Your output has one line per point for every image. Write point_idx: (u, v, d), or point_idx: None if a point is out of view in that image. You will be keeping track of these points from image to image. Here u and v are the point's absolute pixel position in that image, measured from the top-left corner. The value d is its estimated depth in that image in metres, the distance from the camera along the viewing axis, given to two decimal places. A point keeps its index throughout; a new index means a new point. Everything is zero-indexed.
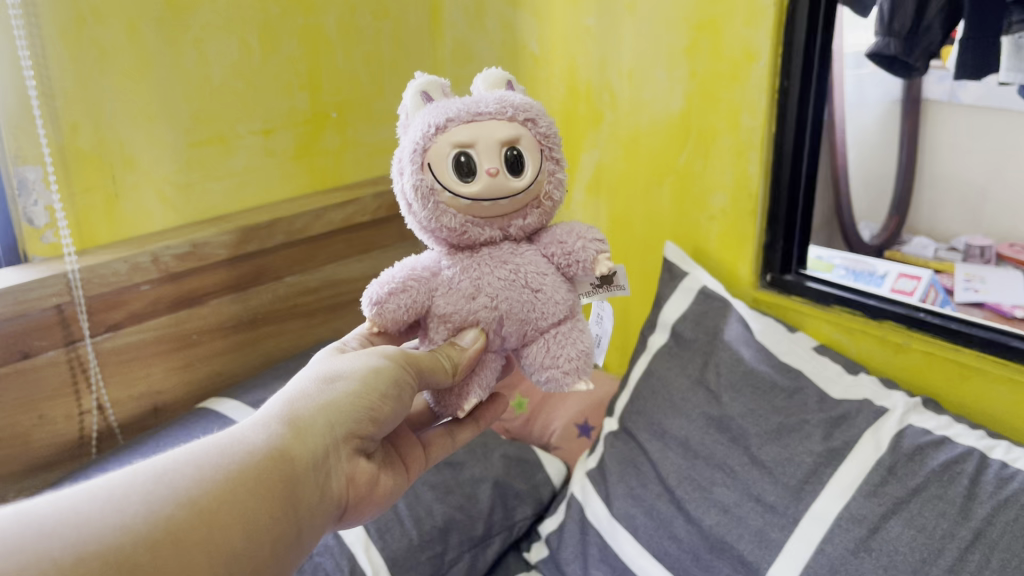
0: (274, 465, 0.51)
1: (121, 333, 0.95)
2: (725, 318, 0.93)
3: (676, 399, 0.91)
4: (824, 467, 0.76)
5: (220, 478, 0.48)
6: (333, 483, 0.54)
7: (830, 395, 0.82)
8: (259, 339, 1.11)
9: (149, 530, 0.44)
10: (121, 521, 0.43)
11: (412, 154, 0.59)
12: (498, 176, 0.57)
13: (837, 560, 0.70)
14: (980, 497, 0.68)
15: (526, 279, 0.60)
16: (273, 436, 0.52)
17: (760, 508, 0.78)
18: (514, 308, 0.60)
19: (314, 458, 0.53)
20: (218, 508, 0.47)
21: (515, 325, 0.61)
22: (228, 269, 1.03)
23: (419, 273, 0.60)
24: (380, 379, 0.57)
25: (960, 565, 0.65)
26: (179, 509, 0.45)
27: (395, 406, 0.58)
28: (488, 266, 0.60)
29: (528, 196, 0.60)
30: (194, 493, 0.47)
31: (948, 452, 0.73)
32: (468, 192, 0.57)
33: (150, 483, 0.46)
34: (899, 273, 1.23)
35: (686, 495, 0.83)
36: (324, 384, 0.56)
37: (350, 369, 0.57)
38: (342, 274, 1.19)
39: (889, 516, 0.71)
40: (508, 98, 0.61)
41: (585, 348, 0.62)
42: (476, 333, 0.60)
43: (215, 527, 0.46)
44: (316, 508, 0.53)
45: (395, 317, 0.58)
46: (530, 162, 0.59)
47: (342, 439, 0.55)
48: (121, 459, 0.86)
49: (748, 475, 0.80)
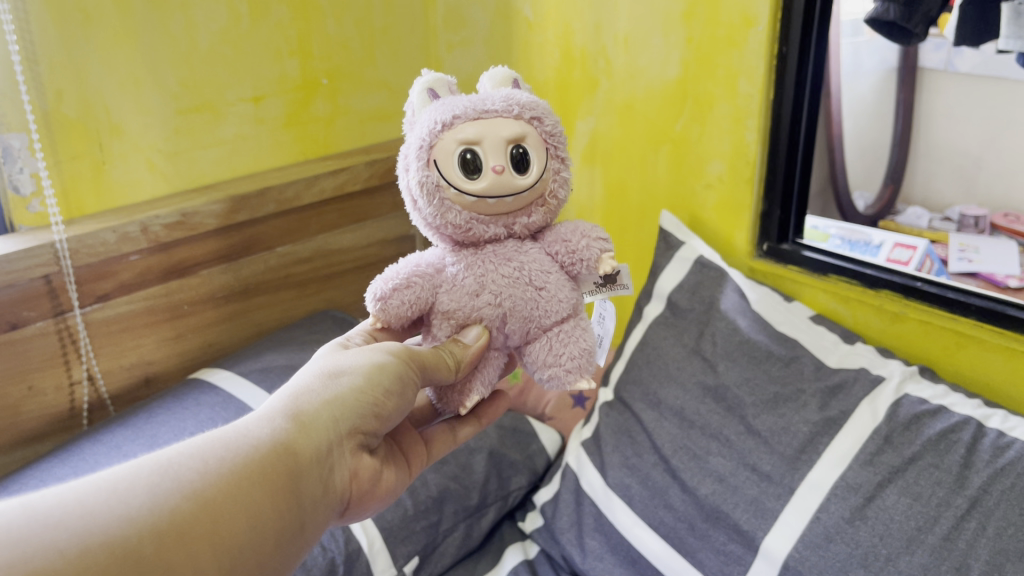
0: (280, 460, 0.51)
1: (111, 304, 0.94)
2: (721, 288, 0.93)
3: (672, 368, 0.90)
4: (820, 436, 0.76)
5: (226, 471, 0.48)
6: (335, 478, 0.55)
7: (826, 363, 0.82)
8: (252, 310, 1.10)
9: (157, 523, 0.43)
10: (127, 513, 0.43)
11: (418, 151, 0.59)
12: (504, 174, 0.56)
13: (832, 529, 0.71)
14: (977, 466, 0.68)
15: (529, 276, 0.60)
16: (278, 430, 0.52)
17: (756, 477, 0.78)
18: (517, 305, 0.59)
19: (319, 453, 0.53)
20: (224, 501, 0.47)
21: (519, 322, 0.60)
22: (217, 239, 1.02)
23: (423, 269, 0.60)
24: (384, 374, 0.57)
25: (956, 533, 0.66)
26: (185, 502, 0.45)
27: (398, 402, 0.58)
28: (492, 263, 0.60)
29: (534, 194, 0.59)
30: (200, 485, 0.47)
31: (944, 421, 0.72)
32: (474, 188, 0.57)
33: (156, 476, 0.46)
34: (894, 243, 1.22)
35: (681, 465, 0.83)
36: (328, 379, 0.57)
37: (353, 365, 0.58)
38: (334, 243, 1.17)
39: (885, 485, 0.71)
40: (515, 96, 0.60)
41: (587, 347, 0.61)
42: (479, 330, 0.60)
43: (221, 520, 0.46)
44: (319, 503, 0.53)
45: (399, 313, 0.59)
46: (536, 160, 0.58)
47: (346, 434, 0.56)
48: (112, 430, 0.86)
49: (743, 444, 0.80)
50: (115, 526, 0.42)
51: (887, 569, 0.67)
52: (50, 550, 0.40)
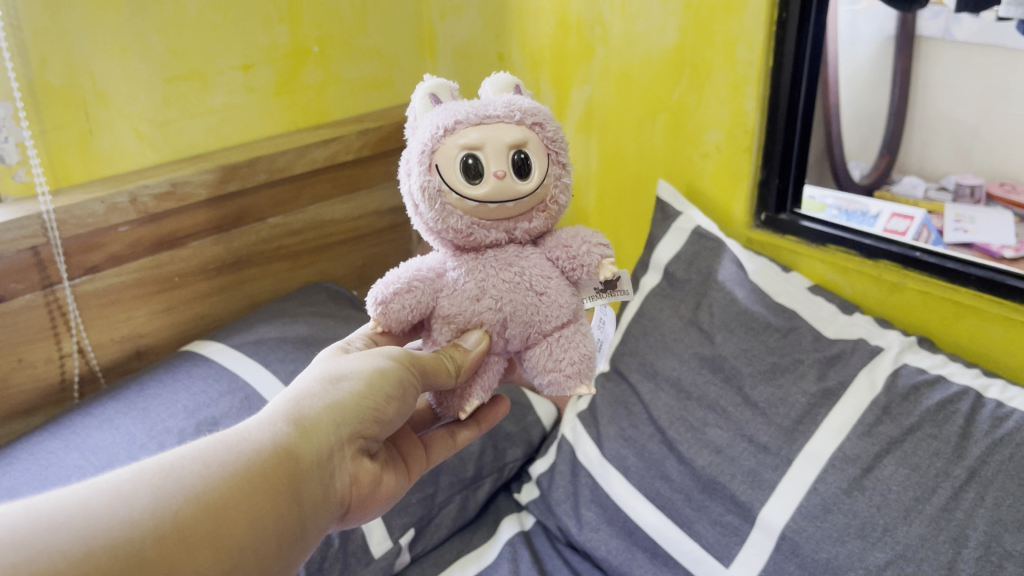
0: (282, 465, 0.50)
1: (101, 276, 0.92)
2: (719, 258, 0.92)
3: (669, 340, 0.89)
4: (818, 407, 0.76)
5: (228, 475, 0.48)
6: (336, 483, 0.54)
7: (824, 334, 0.82)
8: (244, 282, 1.08)
9: (159, 526, 0.43)
10: (129, 516, 0.43)
11: (421, 155, 0.58)
12: (506, 179, 0.56)
13: (830, 499, 0.71)
14: (975, 436, 0.68)
15: (530, 281, 0.60)
16: (278, 434, 0.52)
17: (753, 448, 0.77)
18: (518, 310, 0.59)
19: (320, 458, 0.53)
20: (224, 505, 0.47)
21: (520, 327, 0.60)
22: (208, 209, 1.00)
23: (423, 273, 0.60)
24: (386, 378, 0.56)
25: (954, 503, 0.65)
26: (186, 505, 0.45)
27: (399, 406, 0.57)
28: (493, 268, 0.60)
29: (535, 200, 0.59)
30: (202, 490, 0.47)
31: (942, 391, 0.72)
32: (475, 193, 0.57)
33: (157, 480, 0.46)
34: (892, 213, 1.21)
35: (678, 436, 0.83)
36: (329, 384, 0.56)
37: (354, 369, 0.57)
38: (327, 214, 1.16)
39: (883, 455, 0.71)
40: (516, 101, 0.60)
41: (587, 352, 0.61)
42: (480, 334, 0.59)
43: (223, 524, 0.46)
44: (319, 507, 0.53)
45: (400, 318, 0.58)
46: (537, 165, 0.58)
47: (346, 439, 0.55)
48: (104, 403, 0.85)
49: (740, 415, 0.80)
50: (117, 529, 0.42)
51: (884, 539, 0.67)
52: (52, 552, 0.40)
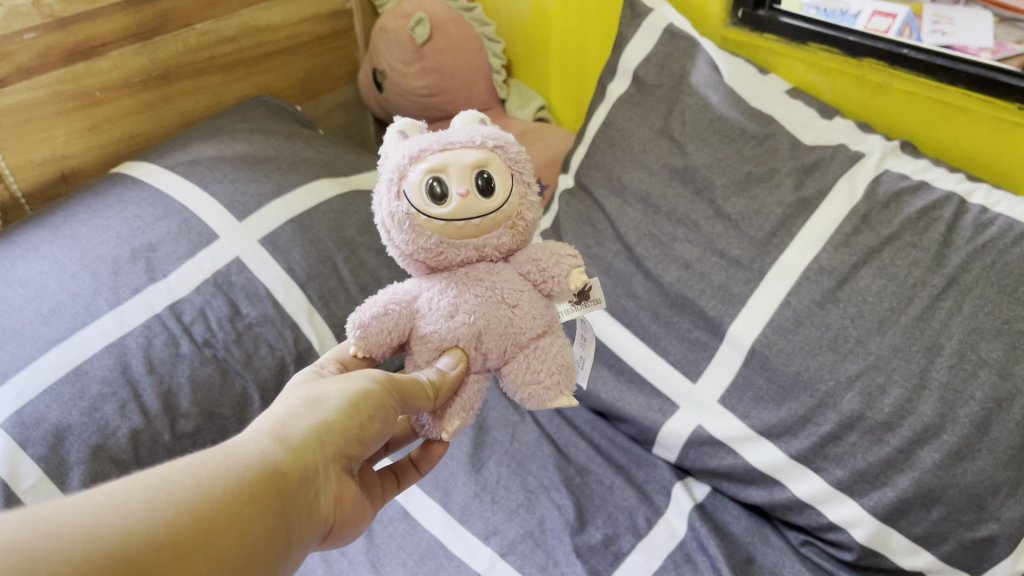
0: (275, 486, 0.44)
1: (10, 90, 0.82)
2: (692, 60, 0.84)
3: (637, 151, 0.83)
4: (794, 217, 0.72)
5: (223, 489, 0.41)
6: (320, 502, 0.47)
7: (802, 142, 0.76)
8: (173, 97, 0.99)
9: (155, 536, 0.37)
10: (127, 526, 0.37)
11: (387, 186, 0.53)
12: (470, 199, 0.51)
13: (802, 313, 0.69)
14: (957, 244, 0.65)
15: (502, 294, 0.54)
16: (265, 450, 0.45)
17: (724, 263, 0.74)
18: (492, 324, 0.54)
19: (309, 482, 0.46)
20: (220, 520, 0.40)
21: (495, 341, 0.54)
22: (126, 14, 0.90)
23: (399, 296, 0.54)
24: (372, 394, 0.50)
25: (930, 313, 0.63)
26: (182, 516, 0.39)
27: (382, 428, 0.51)
28: (465, 284, 0.54)
29: (503, 217, 0.53)
30: (197, 504, 0.40)
31: (925, 198, 0.68)
32: (442, 210, 0.51)
33: (147, 490, 0.39)
34: (872, 12, 1.14)
35: (646, 253, 0.79)
36: (312, 403, 0.49)
37: (337, 390, 0.50)
38: (262, 20, 1.05)
39: (860, 266, 0.67)
40: (479, 129, 0.55)
41: (567, 361, 0.56)
42: (456, 355, 0.54)
43: (218, 543, 0.40)
44: (304, 529, 0.46)
45: (379, 342, 0.53)
46: (503, 184, 0.52)
47: (333, 458, 0.48)
48: (28, 231, 0.78)
49: (712, 229, 0.75)
50: (112, 541, 0.36)
51: (857, 351, 0.66)
52: (49, 556, 0.34)
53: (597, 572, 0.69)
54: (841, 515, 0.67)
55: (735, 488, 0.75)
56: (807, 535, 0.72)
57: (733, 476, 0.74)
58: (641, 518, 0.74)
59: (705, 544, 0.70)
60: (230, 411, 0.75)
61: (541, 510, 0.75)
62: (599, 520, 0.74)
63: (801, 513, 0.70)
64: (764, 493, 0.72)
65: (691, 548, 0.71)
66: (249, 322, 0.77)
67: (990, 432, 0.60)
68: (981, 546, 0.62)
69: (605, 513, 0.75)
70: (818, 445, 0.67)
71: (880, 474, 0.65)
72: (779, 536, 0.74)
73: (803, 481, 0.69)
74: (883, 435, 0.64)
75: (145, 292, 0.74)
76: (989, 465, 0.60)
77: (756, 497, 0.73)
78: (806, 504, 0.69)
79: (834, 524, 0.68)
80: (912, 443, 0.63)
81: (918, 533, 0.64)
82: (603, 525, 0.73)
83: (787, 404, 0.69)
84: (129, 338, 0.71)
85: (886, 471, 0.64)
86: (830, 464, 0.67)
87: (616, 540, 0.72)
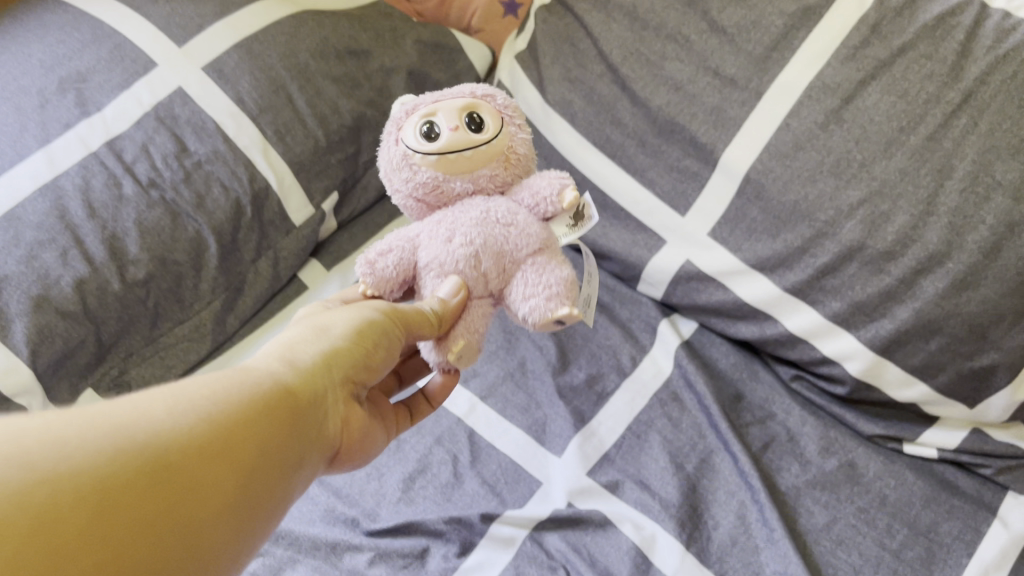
0: (288, 403, 0.40)
1: None
2: None
3: None
4: (795, 31, 0.64)
5: (236, 400, 0.38)
6: (331, 429, 0.43)
7: None
8: None
9: (177, 441, 0.34)
10: (151, 428, 0.34)
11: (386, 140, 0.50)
12: (461, 133, 0.47)
13: (802, 136, 0.63)
14: (975, 55, 0.58)
15: (498, 215, 0.48)
16: (274, 371, 0.41)
17: (718, 83, 0.67)
18: (489, 243, 0.47)
19: (320, 405, 0.42)
20: (239, 430, 0.37)
21: (494, 262, 0.47)
22: None
23: (402, 233, 0.50)
24: (381, 322, 0.47)
25: (942, 132, 0.58)
26: (200, 423, 0.36)
27: (388, 357, 0.47)
28: (461, 210, 0.49)
29: (497, 153, 0.48)
30: (214, 411, 0.37)
31: (943, 3, 0.60)
32: (434, 146, 0.47)
33: (166, 396, 0.36)
34: None
35: (632, 74, 0.71)
36: (318, 329, 0.45)
37: (341, 318, 0.46)
38: None
39: (868, 83, 0.61)
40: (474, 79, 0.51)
41: (570, 278, 0.48)
42: (456, 281, 0.47)
43: (236, 454, 0.36)
44: (316, 458, 0.42)
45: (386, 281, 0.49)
46: (494, 120, 0.48)
47: (341, 381, 0.44)
48: None
49: (705, 44, 0.68)
50: (136, 442, 0.33)
51: (861, 176, 0.61)
52: (71, 451, 0.32)
53: (581, 413, 0.67)
54: (835, 348, 0.65)
55: (723, 324, 0.71)
56: (798, 369, 0.69)
57: (722, 311, 0.71)
58: (626, 357, 0.71)
59: (693, 381, 0.68)
60: (185, 256, 0.68)
61: (522, 351, 0.72)
62: (582, 359, 0.71)
63: (794, 347, 0.67)
64: (754, 328, 0.69)
65: (677, 386, 0.69)
66: (197, 160, 0.69)
67: (999, 259, 0.56)
68: (980, 376, 0.60)
69: (588, 352, 0.72)
70: (814, 277, 0.64)
71: (878, 306, 0.61)
72: (769, 372, 0.71)
73: (797, 316, 0.66)
74: (884, 265, 0.60)
75: (77, 128, 0.66)
76: (995, 293, 0.57)
77: (746, 332, 0.70)
78: (799, 338, 0.66)
79: (827, 358, 0.65)
80: (914, 272, 0.59)
81: (915, 365, 0.62)
82: (587, 365, 0.71)
83: (781, 235, 0.65)
84: (64, 179, 0.64)
85: (884, 303, 0.61)
86: (827, 296, 0.64)
87: (600, 380, 0.70)
